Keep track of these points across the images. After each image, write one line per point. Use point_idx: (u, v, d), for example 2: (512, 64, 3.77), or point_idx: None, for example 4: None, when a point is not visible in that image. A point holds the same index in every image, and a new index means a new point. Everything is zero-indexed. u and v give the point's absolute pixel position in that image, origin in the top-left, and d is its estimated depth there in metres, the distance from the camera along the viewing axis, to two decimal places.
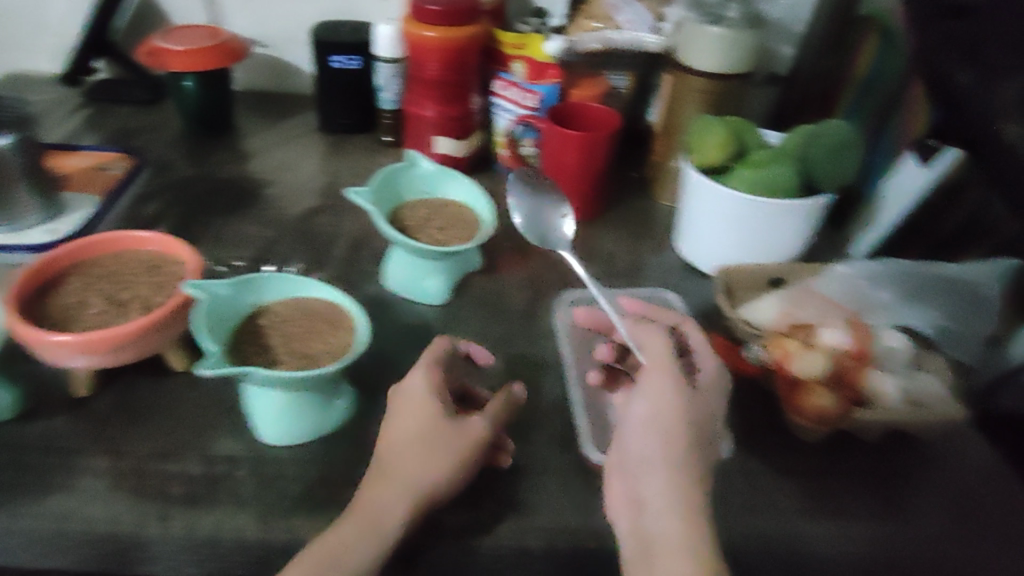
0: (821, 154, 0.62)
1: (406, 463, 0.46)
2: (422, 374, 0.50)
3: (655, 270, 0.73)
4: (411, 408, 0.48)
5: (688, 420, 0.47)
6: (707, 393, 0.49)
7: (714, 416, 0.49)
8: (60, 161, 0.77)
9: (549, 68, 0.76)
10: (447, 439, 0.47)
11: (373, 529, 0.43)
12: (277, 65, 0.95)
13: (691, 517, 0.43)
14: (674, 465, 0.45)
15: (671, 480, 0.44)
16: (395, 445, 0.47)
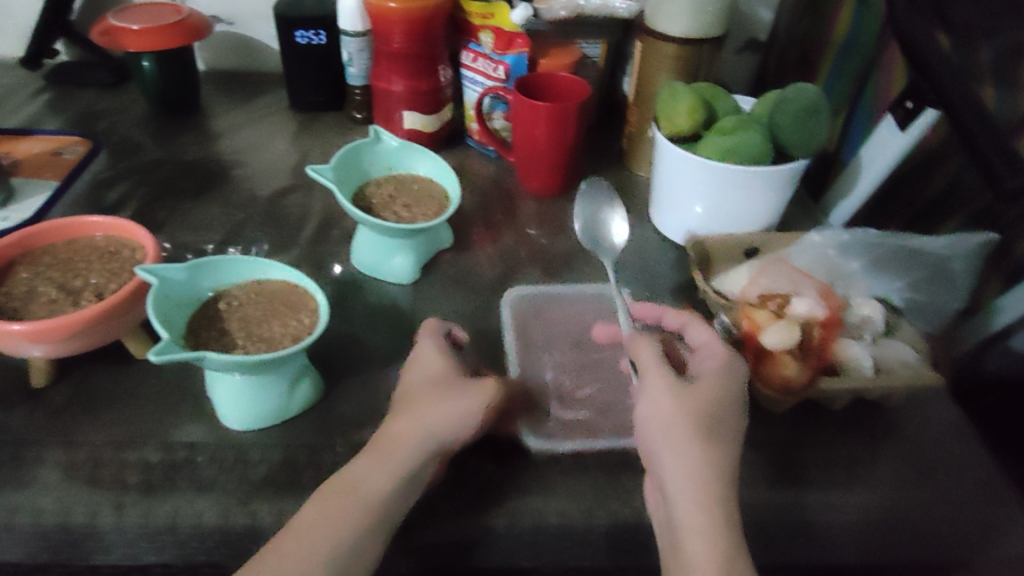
0: (790, 119, 0.60)
1: (386, 447, 0.45)
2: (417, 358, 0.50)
3: (629, 243, 0.72)
4: (405, 393, 0.48)
5: (695, 411, 0.45)
6: (715, 380, 0.46)
7: (725, 404, 0.45)
8: (11, 146, 0.73)
9: (516, 37, 0.73)
10: (411, 421, 0.45)
11: (345, 511, 0.42)
12: (243, 42, 0.93)
13: (713, 507, 0.42)
14: (686, 456, 0.43)
15: (684, 472, 0.43)
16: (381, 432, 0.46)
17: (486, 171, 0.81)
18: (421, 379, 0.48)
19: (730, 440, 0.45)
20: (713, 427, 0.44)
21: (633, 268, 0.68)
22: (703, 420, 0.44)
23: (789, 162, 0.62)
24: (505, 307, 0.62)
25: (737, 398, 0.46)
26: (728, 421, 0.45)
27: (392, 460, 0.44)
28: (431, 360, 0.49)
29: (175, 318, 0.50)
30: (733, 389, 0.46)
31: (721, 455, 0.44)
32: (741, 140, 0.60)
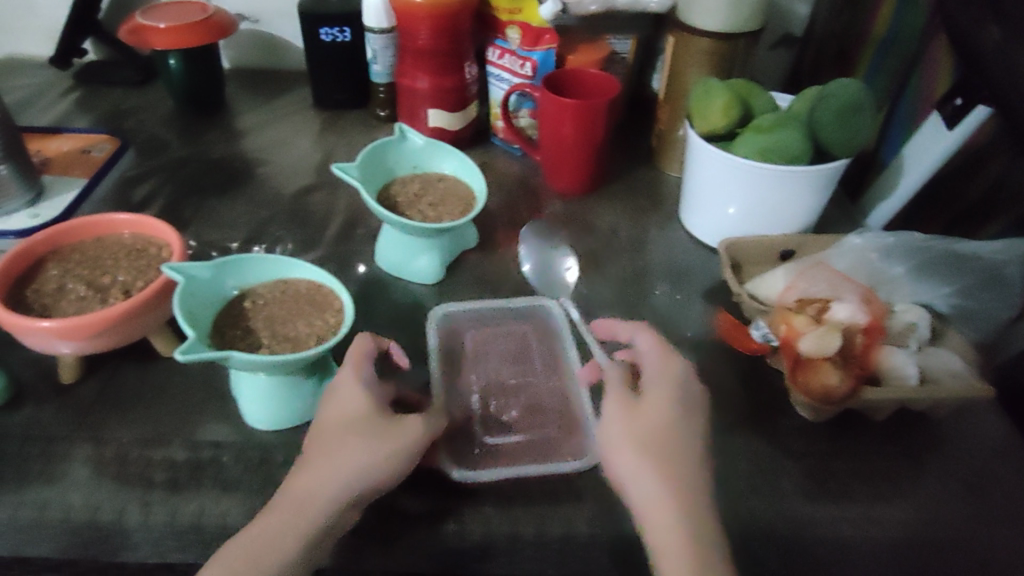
0: (830, 116, 0.58)
1: (304, 485, 0.42)
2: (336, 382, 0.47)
3: (658, 243, 0.70)
4: (322, 423, 0.45)
5: (650, 428, 0.45)
6: (668, 394, 0.46)
7: (683, 428, 0.45)
8: (42, 145, 0.73)
9: (545, 33, 0.73)
10: (330, 457, 0.43)
11: (274, 556, 0.40)
12: (269, 41, 0.93)
13: (685, 524, 0.42)
14: (644, 478, 0.43)
15: (648, 493, 0.42)
16: (301, 468, 0.43)
17: (511, 169, 0.80)
18: (338, 405, 0.45)
19: (691, 453, 0.44)
20: (670, 443, 0.44)
21: (662, 269, 0.67)
22: (661, 436, 0.44)
23: (828, 161, 0.60)
24: (432, 328, 0.57)
25: (693, 410, 0.46)
26: (686, 435, 0.45)
27: (309, 500, 0.41)
28: (350, 385, 0.46)
29: (201, 316, 0.50)
30: (686, 400, 0.47)
31: (680, 471, 0.43)
32: (778, 138, 0.58)
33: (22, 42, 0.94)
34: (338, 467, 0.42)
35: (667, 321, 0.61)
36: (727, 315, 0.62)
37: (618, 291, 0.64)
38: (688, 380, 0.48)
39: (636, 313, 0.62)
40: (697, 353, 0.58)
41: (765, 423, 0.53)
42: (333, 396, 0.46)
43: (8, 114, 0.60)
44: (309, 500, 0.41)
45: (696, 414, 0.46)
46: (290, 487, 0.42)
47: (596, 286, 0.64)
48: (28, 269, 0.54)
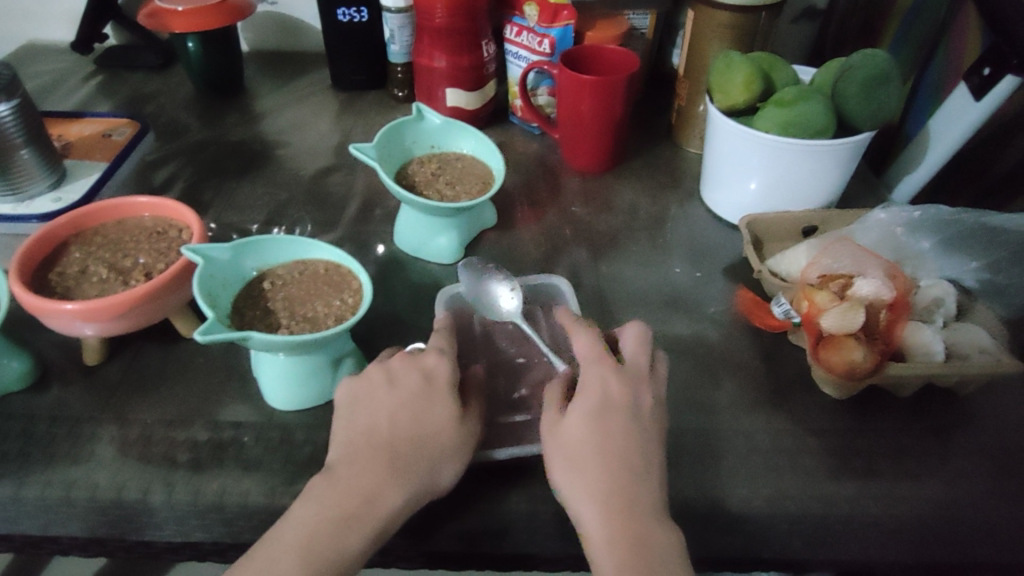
0: (854, 88, 0.56)
1: (389, 463, 0.41)
2: (414, 364, 0.45)
3: (679, 221, 0.69)
4: (382, 404, 0.44)
5: (569, 444, 0.42)
6: (585, 399, 0.43)
7: (621, 433, 0.42)
8: (63, 129, 0.73)
9: (563, 9, 0.71)
10: (434, 439, 0.42)
11: (316, 552, 0.38)
12: (287, 22, 0.93)
13: (622, 529, 0.39)
14: (575, 494, 0.41)
15: (582, 516, 0.41)
16: (376, 445, 0.42)
17: (529, 148, 0.79)
18: (432, 393, 0.44)
19: (623, 460, 0.41)
20: (596, 452, 0.41)
21: (683, 248, 0.66)
22: (585, 449, 0.42)
23: (854, 135, 0.58)
24: (439, 307, 0.55)
25: (614, 410, 0.43)
26: (612, 440, 0.42)
27: (404, 478, 0.41)
28: (447, 371, 0.45)
29: (222, 296, 0.50)
30: (604, 401, 0.43)
31: (612, 482, 0.41)
32: (802, 112, 0.57)
33: (44, 27, 0.94)
34: (449, 448, 0.42)
35: (688, 300, 0.60)
36: (748, 292, 0.61)
37: (639, 270, 0.63)
38: (609, 376, 0.44)
39: (657, 292, 0.61)
40: (718, 331, 0.57)
41: (787, 401, 0.52)
42: (419, 377, 0.45)
43: (28, 98, 0.60)
44: (406, 479, 0.41)
45: (621, 412, 0.43)
46: (357, 466, 0.41)
47: (616, 266, 0.63)
48: (50, 253, 0.55)
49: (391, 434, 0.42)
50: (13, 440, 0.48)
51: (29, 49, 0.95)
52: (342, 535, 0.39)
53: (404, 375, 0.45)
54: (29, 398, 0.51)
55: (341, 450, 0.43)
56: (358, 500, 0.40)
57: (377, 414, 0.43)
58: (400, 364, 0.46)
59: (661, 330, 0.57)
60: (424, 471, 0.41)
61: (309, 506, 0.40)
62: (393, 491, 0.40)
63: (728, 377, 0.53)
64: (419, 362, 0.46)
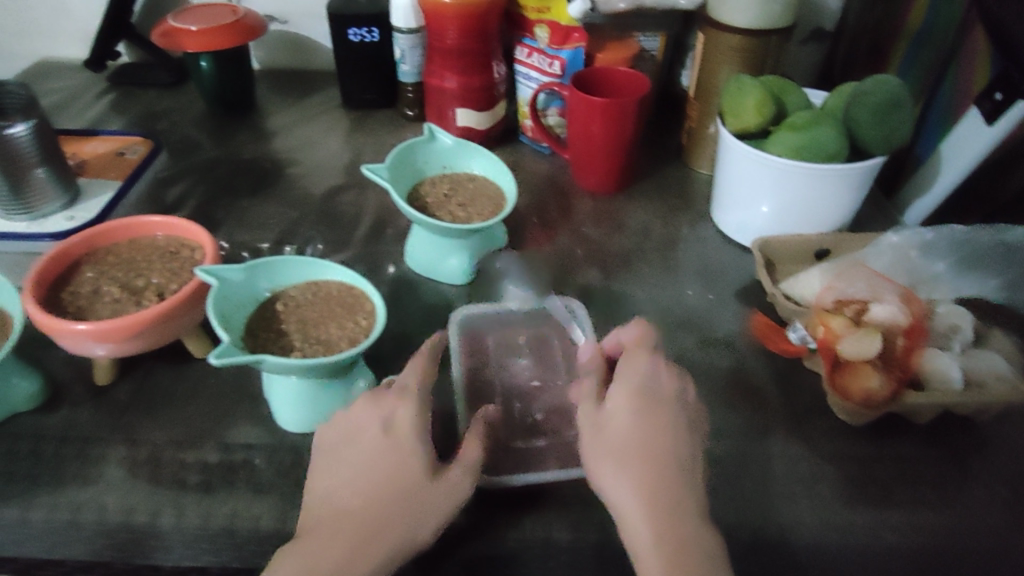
0: (867, 114, 0.56)
1: (360, 528, 0.40)
2: (381, 419, 0.45)
3: (689, 243, 0.69)
4: (358, 458, 0.43)
5: (612, 437, 0.43)
6: (628, 386, 0.45)
7: (665, 425, 0.44)
8: (78, 147, 0.73)
9: (574, 31, 0.72)
10: (403, 502, 0.41)
11: None
12: (298, 42, 0.94)
13: (669, 524, 0.40)
14: (613, 485, 0.42)
15: (626, 509, 0.41)
16: (346, 514, 0.41)
17: (539, 168, 0.79)
18: (395, 445, 0.43)
19: (667, 457, 0.42)
20: (641, 443, 0.43)
21: (694, 269, 0.66)
22: (628, 438, 0.43)
23: (866, 160, 0.58)
24: (454, 333, 0.56)
25: (658, 403, 0.45)
26: (654, 432, 0.43)
27: (373, 549, 0.40)
28: (419, 421, 0.45)
29: (235, 318, 0.50)
30: (651, 394, 0.45)
31: (656, 476, 0.41)
32: (814, 136, 0.57)
33: (58, 45, 0.95)
34: (423, 508, 0.41)
35: (700, 321, 0.61)
36: (762, 316, 0.61)
37: (649, 292, 0.63)
38: (654, 372, 0.46)
39: (668, 314, 0.61)
40: (732, 355, 0.57)
41: (802, 427, 0.52)
42: (382, 426, 0.44)
43: (47, 118, 0.61)
44: (379, 545, 0.40)
45: (667, 406, 0.45)
46: (325, 536, 0.40)
47: (626, 287, 0.64)
48: (63, 272, 0.55)
49: (366, 496, 0.42)
50: (22, 461, 0.48)
51: (41, 66, 0.95)
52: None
53: (366, 423, 0.45)
54: (39, 417, 0.51)
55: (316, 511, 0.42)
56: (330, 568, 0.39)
57: (353, 462, 0.43)
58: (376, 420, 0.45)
59: (673, 353, 0.57)
60: (399, 534, 0.40)
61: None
62: (369, 549, 0.40)
63: (741, 402, 0.53)
64: (392, 407, 0.45)
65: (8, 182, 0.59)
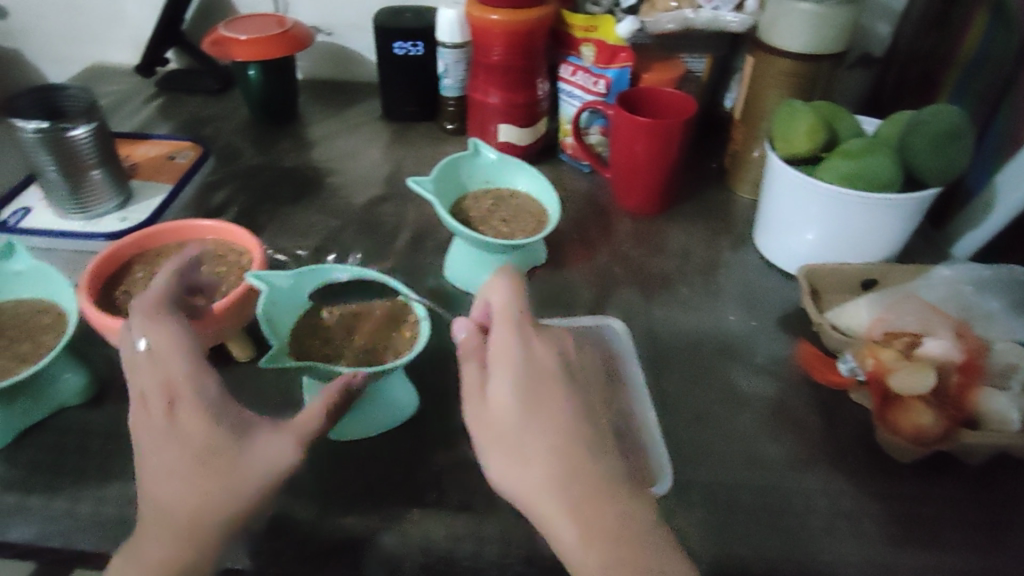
0: (923, 143, 0.56)
1: (191, 512, 0.37)
2: (161, 391, 0.40)
3: (731, 267, 0.68)
4: (165, 440, 0.39)
5: (499, 423, 0.38)
6: (507, 364, 0.39)
7: (547, 397, 0.38)
8: (130, 150, 0.75)
9: (620, 51, 0.72)
10: (217, 482, 0.37)
11: None
12: (342, 53, 0.95)
13: (576, 488, 0.36)
14: (518, 467, 0.37)
15: (528, 485, 0.36)
16: (167, 509, 0.37)
17: (579, 186, 0.79)
18: (182, 418, 0.39)
19: (563, 427, 0.37)
20: (528, 423, 0.38)
21: (735, 294, 0.65)
22: (525, 425, 0.37)
23: (920, 191, 0.58)
24: None
25: (542, 378, 0.39)
26: (535, 414, 0.38)
27: (207, 519, 0.37)
28: (197, 385, 0.40)
29: (283, 325, 0.51)
30: (535, 375, 0.39)
31: (556, 444, 0.37)
32: (867, 164, 0.57)
33: (110, 50, 0.98)
34: (232, 489, 0.37)
35: (740, 348, 0.60)
36: (808, 345, 0.60)
37: (689, 316, 0.63)
38: (527, 349, 0.40)
39: (707, 339, 0.60)
40: (774, 384, 0.56)
41: (848, 461, 0.50)
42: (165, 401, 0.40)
43: (105, 121, 0.62)
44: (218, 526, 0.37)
45: (552, 381, 0.39)
46: (157, 532, 0.37)
47: (666, 310, 0.63)
48: (116, 271, 0.56)
49: (184, 484, 0.37)
50: (69, 455, 0.49)
51: (94, 70, 0.98)
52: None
53: (153, 402, 0.40)
54: (85, 413, 0.52)
55: (146, 511, 0.38)
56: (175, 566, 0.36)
57: (167, 446, 0.38)
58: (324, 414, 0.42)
59: (713, 380, 0.56)
60: (217, 519, 0.37)
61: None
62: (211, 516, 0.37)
63: (782, 433, 0.53)
64: (165, 370, 0.40)
65: (67, 182, 0.61)
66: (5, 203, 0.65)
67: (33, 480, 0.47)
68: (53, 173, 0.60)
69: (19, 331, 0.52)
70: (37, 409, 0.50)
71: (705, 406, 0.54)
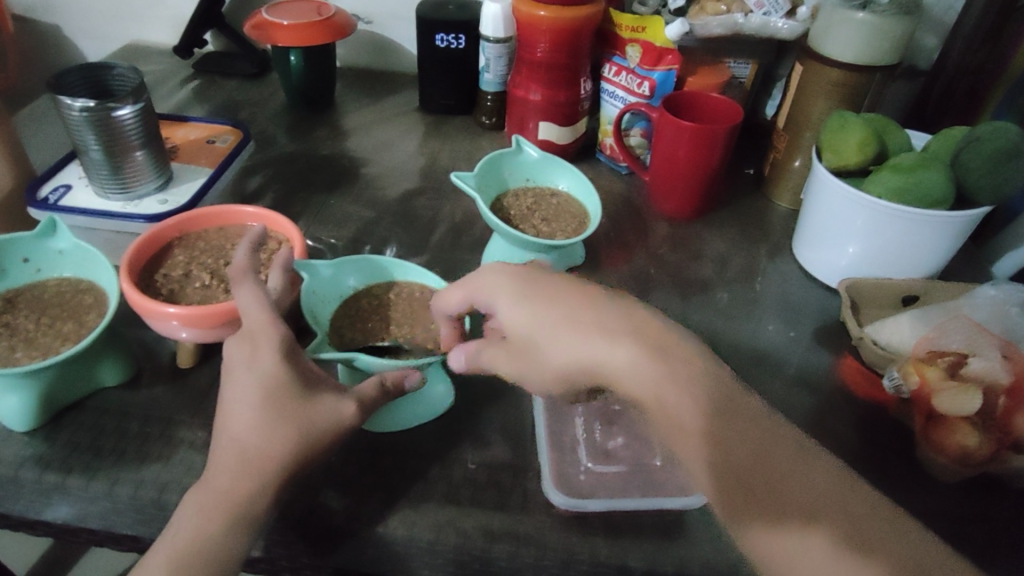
0: (980, 161, 0.55)
1: (254, 451, 0.41)
2: (247, 336, 0.45)
3: (769, 276, 0.68)
4: (244, 377, 0.43)
5: (527, 321, 0.41)
6: (499, 282, 0.44)
7: (548, 280, 0.43)
8: (170, 132, 0.75)
9: (667, 53, 0.71)
10: (286, 424, 0.41)
11: (202, 541, 0.38)
12: (380, 42, 0.95)
13: (614, 323, 0.40)
14: (562, 340, 0.40)
15: (580, 351, 0.40)
16: (236, 448, 0.41)
17: (616, 188, 0.78)
18: (256, 363, 0.43)
19: (573, 293, 0.42)
20: (548, 302, 0.42)
21: (775, 304, 0.65)
22: (545, 313, 0.41)
23: (974, 208, 0.57)
24: None
25: (532, 276, 0.44)
26: (547, 297, 0.42)
27: (268, 465, 0.40)
28: (273, 341, 0.44)
29: (322, 314, 0.51)
30: (528, 280, 0.43)
31: (578, 307, 0.41)
32: (921, 179, 0.56)
33: (148, 30, 0.98)
34: (295, 432, 0.41)
35: (780, 359, 0.59)
36: (851, 359, 0.59)
37: (726, 324, 0.62)
38: (502, 269, 0.44)
39: (746, 349, 0.60)
40: (813, 397, 0.56)
41: (887, 478, 0.50)
42: (248, 348, 0.44)
43: (151, 102, 0.62)
44: (272, 472, 0.40)
45: (547, 278, 0.43)
46: (222, 466, 0.41)
47: (705, 316, 0.63)
48: (157, 254, 0.56)
49: (257, 424, 0.41)
50: (107, 436, 0.49)
51: (132, 50, 0.98)
52: (226, 542, 0.39)
53: (235, 355, 0.44)
54: (124, 395, 0.52)
55: (214, 451, 0.42)
56: (228, 498, 0.39)
57: (249, 387, 0.42)
58: (376, 394, 0.44)
59: (751, 390, 0.56)
60: (276, 458, 0.41)
61: (183, 520, 0.39)
62: (275, 459, 0.41)
63: (822, 447, 0.52)
64: (254, 321, 0.45)
65: (110, 161, 0.61)
66: (46, 180, 0.65)
67: (72, 460, 0.47)
68: (96, 152, 0.60)
69: (61, 312, 0.52)
70: (77, 389, 0.50)
71: None
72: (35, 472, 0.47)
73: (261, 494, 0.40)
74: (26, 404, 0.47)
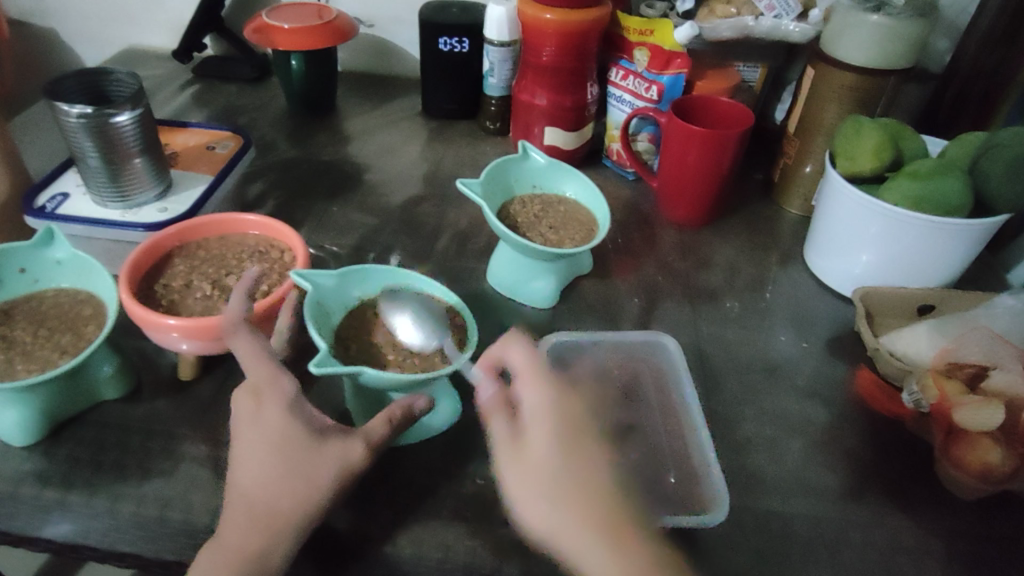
0: (998, 168, 0.54)
1: (266, 498, 0.39)
2: (249, 386, 0.43)
3: (781, 283, 0.66)
4: (249, 436, 0.42)
5: (535, 461, 0.37)
6: (543, 401, 0.38)
7: (587, 435, 0.37)
8: (169, 138, 0.74)
9: (676, 57, 0.69)
10: (296, 463, 0.40)
11: None
12: (383, 47, 0.94)
13: (607, 519, 0.35)
14: (547, 502, 0.36)
15: (555, 524, 0.35)
16: (247, 491, 0.40)
17: (623, 193, 0.77)
18: (263, 412, 0.42)
19: (597, 464, 0.36)
20: (566, 460, 0.36)
21: (787, 313, 0.63)
22: (557, 464, 0.36)
23: (992, 216, 0.55)
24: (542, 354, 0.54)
25: (578, 418, 0.38)
26: (575, 450, 0.37)
27: (281, 511, 0.39)
28: (279, 393, 0.43)
29: (326, 325, 0.50)
30: (574, 423, 0.37)
31: (590, 482, 0.36)
32: (937, 186, 0.55)
33: (147, 34, 0.97)
34: None
35: (794, 371, 0.58)
36: (866, 370, 0.58)
37: (738, 334, 0.61)
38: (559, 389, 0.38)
39: (759, 360, 0.58)
40: (828, 410, 0.54)
41: (907, 495, 0.48)
42: (254, 396, 0.43)
43: (150, 109, 0.61)
44: (286, 518, 0.39)
45: (590, 435, 0.37)
46: (234, 520, 0.39)
47: (716, 327, 0.61)
48: (157, 263, 0.55)
49: (268, 471, 0.40)
50: (109, 451, 0.48)
51: (130, 54, 0.97)
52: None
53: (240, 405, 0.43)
54: (125, 407, 0.51)
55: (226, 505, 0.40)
56: (242, 549, 0.38)
57: (258, 439, 0.41)
58: (385, 429, 0.43)
59: (765, 403, 0.55)
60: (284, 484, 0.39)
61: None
62: (286, 499, 0.39)
63: (839, 462, 0.50)
64: (256, 371, 0.44)
65: (108, 169, 0.60)
66: (44, 187, 0.64)
67: (72, 476, 0.46)
68: (94, 159, 0.59)
69: (60, 323, 0.51)
70: (75, 403, 0.49)
71: (760, 429, 0.53)
72: (35, 488, 0.45)
73: (275, 541, 0.39)
74: (24, 419, 0.46)
